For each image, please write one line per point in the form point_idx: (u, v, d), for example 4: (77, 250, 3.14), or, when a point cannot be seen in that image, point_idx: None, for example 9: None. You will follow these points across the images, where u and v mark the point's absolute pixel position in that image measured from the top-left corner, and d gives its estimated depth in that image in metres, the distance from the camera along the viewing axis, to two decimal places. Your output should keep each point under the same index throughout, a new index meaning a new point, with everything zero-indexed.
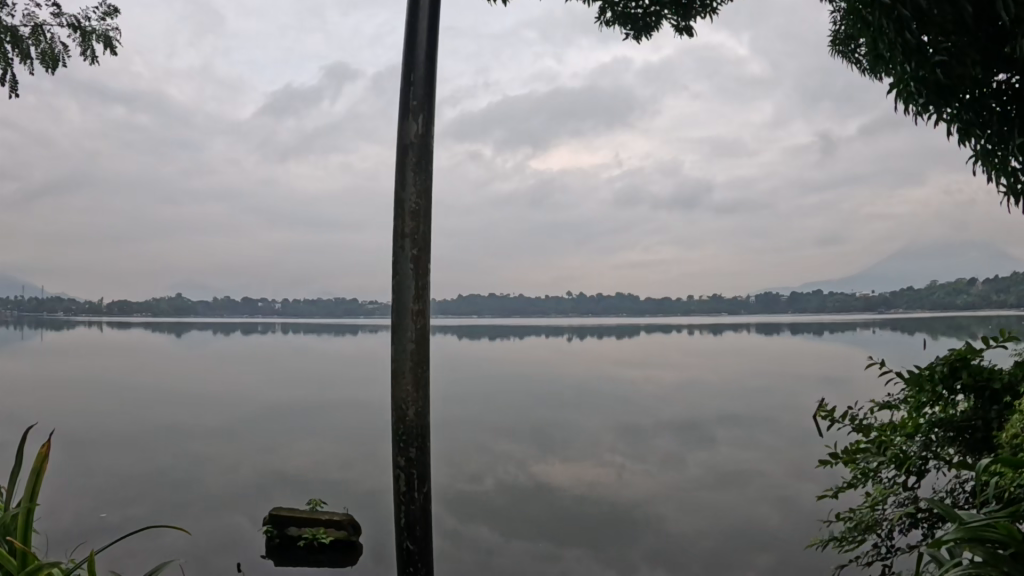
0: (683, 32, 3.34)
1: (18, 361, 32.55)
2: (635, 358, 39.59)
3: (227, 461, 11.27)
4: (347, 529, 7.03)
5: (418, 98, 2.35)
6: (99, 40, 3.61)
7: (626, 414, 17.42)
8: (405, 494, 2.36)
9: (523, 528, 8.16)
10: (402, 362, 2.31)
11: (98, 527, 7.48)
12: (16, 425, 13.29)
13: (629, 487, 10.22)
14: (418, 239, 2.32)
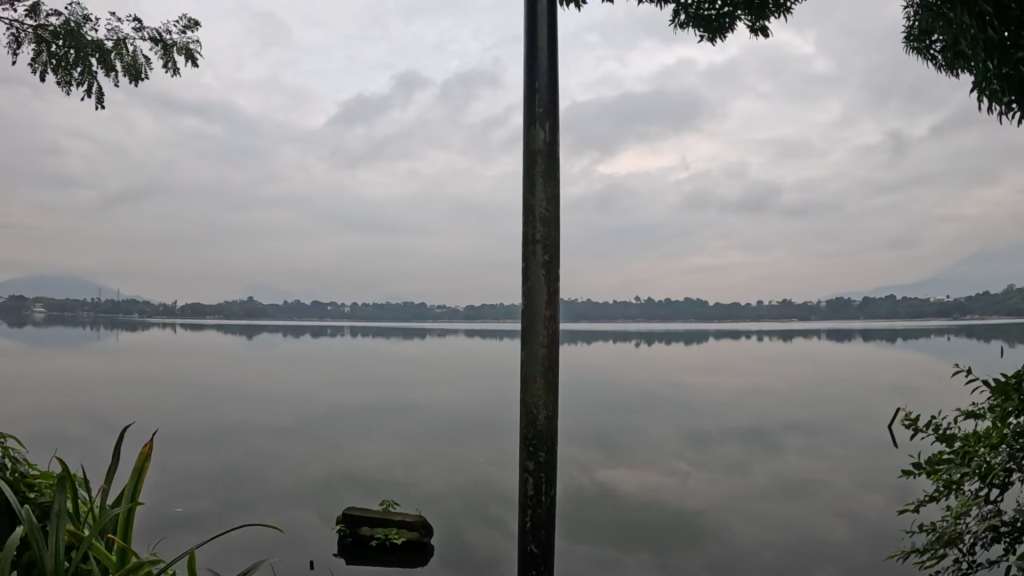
0: (758, 34, 3.26)
1: (98, 358, 34.04)
2: (700, 364, 39.06)
3: (296, 459, 11.51)
4: (420, 530, 7.09)
5: (546, 102, 2.13)
6: (180, 53, 3.73)
7: (691, 421, 17.19)
8: (532, 496, 2.12)
9: (588, 533, 8.10)
10: (533, 371, 2.09)
11: (175, 522, 7.68)
12: (96, 422, 13.85)
13: (696, 495, 10.06)
14: (550, 243, 2.09)
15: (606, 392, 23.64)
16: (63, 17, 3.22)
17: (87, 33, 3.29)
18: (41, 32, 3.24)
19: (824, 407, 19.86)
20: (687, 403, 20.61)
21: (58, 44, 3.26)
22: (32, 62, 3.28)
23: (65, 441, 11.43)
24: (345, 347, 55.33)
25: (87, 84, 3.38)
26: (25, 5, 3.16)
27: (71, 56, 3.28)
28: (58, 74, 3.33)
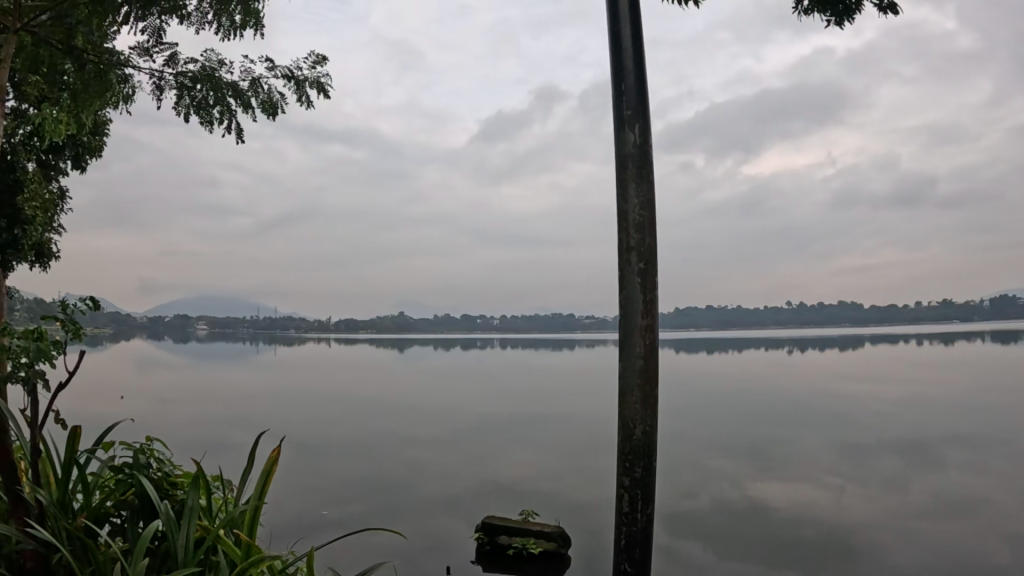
0: (887, 12, 3.07)
1: (260, 372, 36.06)
2: (856, 372, 36.79)
3: (441, 468, 11.79)
4: (556, 541, 7.16)
5: (632, 110, 2.45)
6: (311, 86, 3.92)
7: (846, 433, 16.26)
8: (627, 517, 2.45)
9: (733, 549, 7.84)
10: (630, 374, 2.42)
11: (326, 524, 8.07)
12: (257, 430, 14.69)
13: (848, 511, 9.53)
14: (643, 251, 2.40)
15: (753, 402, 22.75)
16: (200, 63, 3.46)
17: (223, 77, 3.52)
18: (182, 78, 3.50)
19: (999, 417, 18.24)
20: (842, 414, 19.51)
21: (197, 88, 3.50)
22: (176, 107, 3.55)
23: (234, 448, 12.22)
24: (485, 360, 56.03)
25: (227, 123, 3.60)
26: (166, 56, 3.43)
27: (210, 97, 3.51)
28: (200, 116, 3.57)
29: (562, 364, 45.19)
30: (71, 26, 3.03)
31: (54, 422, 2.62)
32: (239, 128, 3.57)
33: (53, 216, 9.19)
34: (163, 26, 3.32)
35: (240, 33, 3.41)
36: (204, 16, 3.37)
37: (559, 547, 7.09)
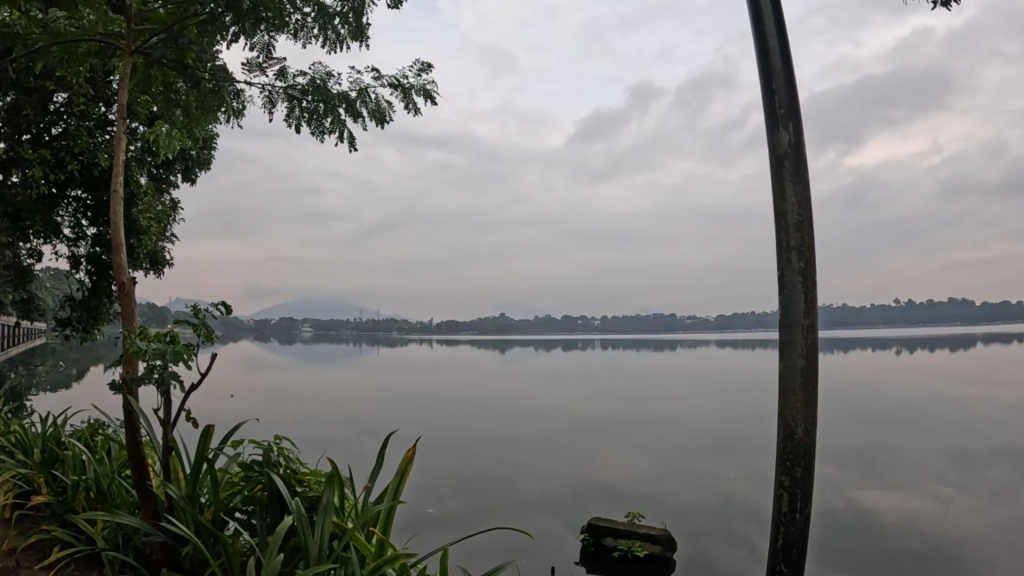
0: None
1: (358, 372, 36.86)
2: (969, 374, 34.76)
3: (538, 468, 11.80)
4: (662, 543, 7.04)
5: (786, 109, 2.34)
6: (419, 94, 3.96)
7: (959, 439, 15.41)
8: (786, 515, 2.32)
9: (837, 558, 7.56)
10: (793, 376, 2.29)
11: (438, 522, 8.09)
12: (358, 427, 15.05)
13: (959, 522, 9.05)
14: (804, 250, 2.28)
15: (858, 406, 21.83)
16: (309, 74, 3.58)
17: (331, 87, 3.62)
18: (292, 91, 3.64)
19: None
20: (955, 420, 18.48)
21: (308, 100, 3.62)
22: (288, 119, 3.68)
23: (336, 443, 12.53)
24: (575, 359, 55.74)
25: (337, 131, 3.70)
26: (276, 70, 3.56)
27: (320, 108, 3.62)
28: (311, 126, 3.68)
29: (657, 363, 44.55)
30: (183, 46, 3.20)
31: (186, 420, 2.75)
32: (346, 134, 3.66)
33: (167, 226, 9.71)
34: (272, 42, 3.46)
35: (345, 43, 3.51)
36: (310, 30, 3.48)
37: (665, 550, 6.95)
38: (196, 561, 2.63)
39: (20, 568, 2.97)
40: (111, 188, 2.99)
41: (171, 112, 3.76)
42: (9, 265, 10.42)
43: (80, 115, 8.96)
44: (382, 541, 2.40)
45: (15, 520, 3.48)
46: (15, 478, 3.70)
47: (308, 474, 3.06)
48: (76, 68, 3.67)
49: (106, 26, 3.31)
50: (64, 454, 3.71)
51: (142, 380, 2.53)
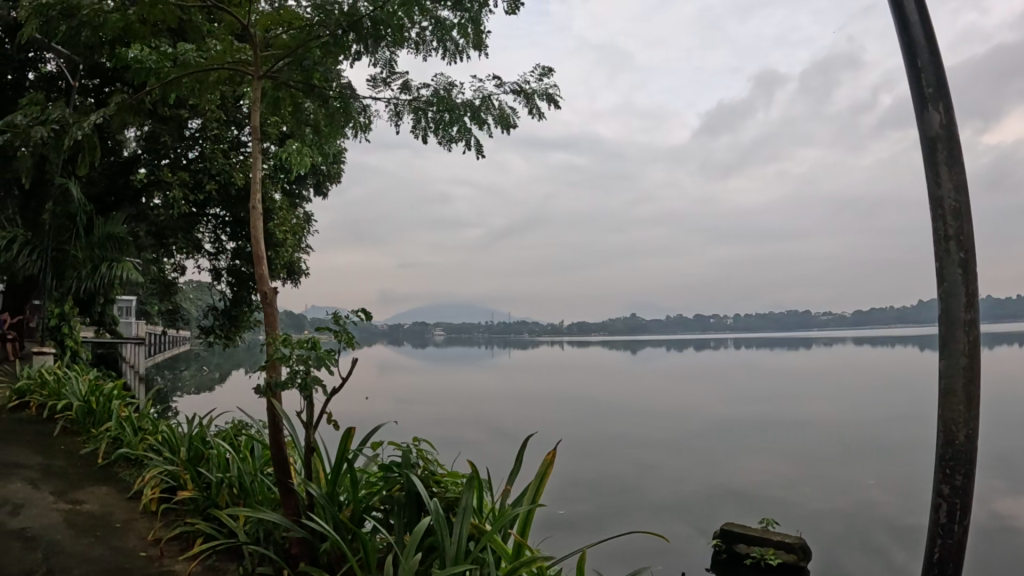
0: None
1: (478, 369, 37.57)
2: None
3: (662, 468, 11.60)
4: (797, 553, 6.74)
5: (934, 82, 1.90)
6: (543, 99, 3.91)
7: None
8: (942, 527, 1.87)
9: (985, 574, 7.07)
10: (953, 380, 1.86)
11: (567, 524, 8.00)
12: (480, 423, 15.31)
13: None
14: (966, 238, 1.85)
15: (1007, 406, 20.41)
16: (432, 87, 3.68)
17: (455, 96, 3.70)
18: (417, 103, 3.74)
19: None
20: None
21: (433, 111, 3.72)
22: (415, 131, 3.78)
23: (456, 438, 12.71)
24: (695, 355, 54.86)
25: (463, 140, 3.77)
26: (400, 83, 3.66)
27: (446, 118, 3.71)
28: (438, 135, 3.77)
29: (781, 357, 43.20)
30: (310, 68, 3.36)
31: (327, 423, 2.86)
32: (472, 144, 3.73)
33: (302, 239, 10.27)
34: (393, 57, 3.55)
35: (464, 53, 3.56)
36: (428, 43, 3.56)
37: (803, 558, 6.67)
38: (334, 556, 2.75)
39: (165, 557, 3.19)
40: (251, 206, 3.14)
41: (301, 132, 3.92)
42: (157, 279, 11.15)
43: (215, 139, 9.66)
44: (518, 543, 2.46)
45: (162, 513, 3.73)
46: (163, 475, 3.96)
47: (445, 475, 3.11)
48: (209, 96, 3.86)
49: (235, 55, 3.50)
50: (208, 453, 3.94)
51: (286, 386, 2.65)
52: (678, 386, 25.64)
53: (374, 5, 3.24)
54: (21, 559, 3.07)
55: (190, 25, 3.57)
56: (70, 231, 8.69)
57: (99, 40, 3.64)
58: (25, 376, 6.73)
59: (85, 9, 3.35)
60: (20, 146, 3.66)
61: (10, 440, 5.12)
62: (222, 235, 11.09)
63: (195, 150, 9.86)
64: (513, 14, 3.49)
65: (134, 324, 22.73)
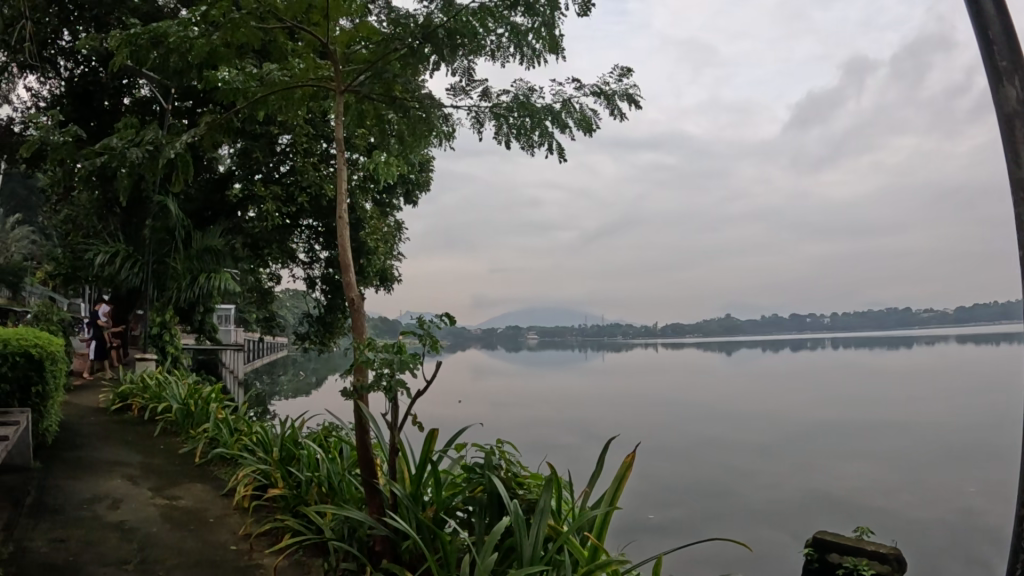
0: None
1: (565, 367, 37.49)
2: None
3: (752, 470, 11.30)
4: (892, 563, 6.16)
5: (1011, 56, 1.64)
6: (622, 99, 3.84)
7: None
8: None
9: None
10: None
11: (656, 529, 7.87)
12: (565, 408, 15.30)
13: None
14: None
15: None
16: (512, 93, 3.70)
17: (535, 101, 3.70)
18: (498, 109, 3.77)
19: None
20: None
21: (514, 116, 3.74)
22: (497, 136, 3.82)
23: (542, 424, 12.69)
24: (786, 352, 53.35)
25: (545, 144, 3.78)
26: (479, 91, 3.69)
27: (527, 123, 3.73)
28: (520, 141, 3.80)
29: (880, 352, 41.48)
30: (389, 79, 3.44)
31: (411, 424, 2.92)
32: (554, 148, 3.73)
33: (394, 246, 10.52)
34: (471, 65, 3.56)
35: (541, 57, 3.56)
36: (504, 49, 3.58)
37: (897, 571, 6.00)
38: (415, 555, 2.80)
39: (254, 551, 3.32)
40: (338, 216, 3.22)
41: (386, 141, 3.98)
42: (253, 288, 11.69)
43: (305, 152, 9.98)
44: (595, 545, 2.46)
45: (254, 509, 3.88)
46: (256, 473, 4.11)
47: (527, 477, 3.14)
48: (296, 113, 3.99)
49: (316, 71, 3.60)
50: (298, 453, 4.06)
51: (371, 388, 2.71)
52: (769, 384, 24.96)
53: (448, 13, 3.31)
54: (118, 550, 3.23)
55: (276, 46, 3.70)
56: (171, 245, 9.27)
57: (186, 66, 3.79)
58: (129, 381, 7.09)
59: (172, 36, 3.48)
60: (118, 167, 3.79)
61: (116, 439, 5.41)
62: (316, 248, 11.61)
63: (286, 164, 10.12)
64: (586, 15, 3.47)
65: (233, 331, 23.65)
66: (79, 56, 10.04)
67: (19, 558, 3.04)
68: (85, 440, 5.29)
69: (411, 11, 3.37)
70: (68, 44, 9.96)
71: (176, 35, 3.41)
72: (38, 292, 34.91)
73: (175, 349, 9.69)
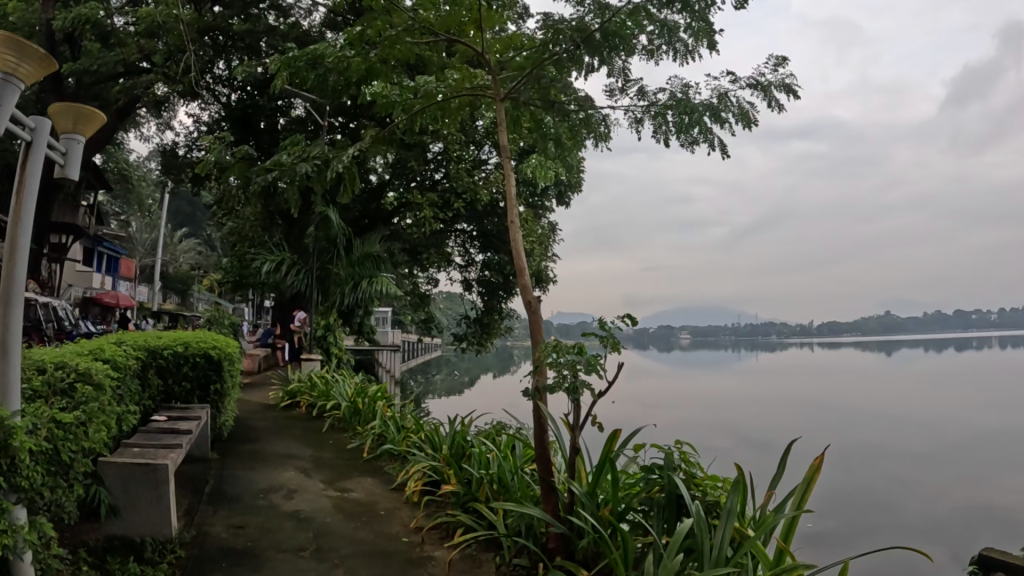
0: None
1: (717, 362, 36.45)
2: None
3: (922, 474, 10.57)
4: None
5: None
6: (780, 90, 3.71)
7: None
8: None
9: None
10: None
11: (822, 539, 7.54)
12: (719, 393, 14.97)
13: None
14: None
15: None
16: (669, 91, 3.67)
17: (693, 97, 3.65)
18: (656, 109, 3.75)
19: None
20: None
21: (673, 114, 3.70)
22: (656, 136, 3.78)
23: (693, 407, 12.30)
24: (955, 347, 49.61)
25: (706, 141, 3.71)
26: (636, 90, 3.68)
27: (686, 120, 3.68)
28: (681, 138, 3.75)
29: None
30: (547, 85, 3.48)
31: (592, 425, 2.94)
32: (715, 144, 3.67)
33: (549, 247, 10.83)
34: (627, 65, 3.57)
35: (695, 53, 3.51)
36: (658, 48, 3.56)
37: None
38: (591, 554, 2.85)
39: (426, 544, 3.46)
40: (510, 220, 3.28)
41: (545, 147, 4.05)
42: (414, 293, 12.22)
43: (458, 160, 10.37)
44: (780, 549, 2.45)
45: (426, 503, 4.02)
46: (426, 469, 4.27)
47: (705, 479, 3.14)
48: (453, 122, 4.12)
49: (472, 80, 3.74)
50: (470, 451, 4.18)
51: (553, 389, 2.76)
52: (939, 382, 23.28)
53: (603, 16, 3.31)
54: (295, 538, 3.44)
55: (429, 59, 3.82)
56: (333, 253, 10.03)
57: (347, 85, 3.95)
58: (298, 379, 7.53)
59: (333, 58, 3.67)
60: (285, 181, 4.02)
61: (290, 434, 5.77)
62: (471, 249, 12.14)
63: (441, 170, 10.84)
64: (742, 7, 3.38)
65: (387, 331, 24.64)
66: (235, 83, 10.78)
67: (202, 542, 3.30)
68: (262, 435, 5.67)
69: (564, 16, 3.37)
70: (224, 72, 10.67)
71: (335, 56, 3.63)
72: (205, 298, 37.79)
73: (339, 351, 9.85)
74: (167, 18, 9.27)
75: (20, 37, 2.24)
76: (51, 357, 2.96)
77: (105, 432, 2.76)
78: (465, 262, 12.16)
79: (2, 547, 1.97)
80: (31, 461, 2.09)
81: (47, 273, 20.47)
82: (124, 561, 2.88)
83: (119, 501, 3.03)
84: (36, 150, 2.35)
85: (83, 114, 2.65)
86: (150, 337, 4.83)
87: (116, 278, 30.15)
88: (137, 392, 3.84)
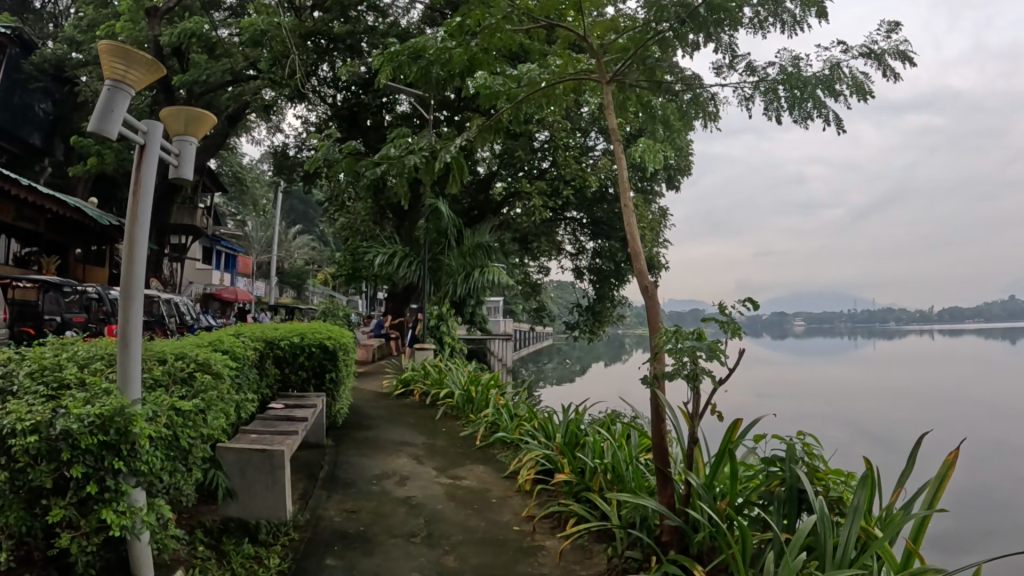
0: None
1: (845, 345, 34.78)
2: None
3: None
4: None
5: None
6: (895, 57, 3.51)
7: None
8: None
9: None
10: None
11: (960, 533, 7.06)
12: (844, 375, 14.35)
13: None
14: None
15: None
16: (777, 65, 3.54)
17: (804, 70, 3.50)
18: (765, 84, 3.62)
19: None
20: None
21: (784, 89, 3.57)
22: (766, 113, 3.66)
23: (810, 399, 11.81)
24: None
25: (820, 115, 3.55)
26: (744, 66, 3.56)
27: (798, 94, 3.53)
28: (793, 114, 3.60)
29: None
30: (652, 64, 3.42)
31: (711, 414, 2.87)
32: (824, 119, 3.51)
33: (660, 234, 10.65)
34: (734, 41, 3.47)
35: (804, 23, 3.37)
36: (765, 20, 3.42)
37: None
38: (707, 548, 2.80)
39: (537, 533, 3.48)
40: (623, 204, 3.21)
41: (655, 129, 3.98)
42: (525, 282, 12.37)
43: (565, 147, 10.14)
44: (909, 551, 2.36)
45: (538, 492, 4.05)
46: (539, 458, 4.30)
47: (832, 474, 3.02)
48: (558, 109, 4.11)
49: (574, 65, 3.73)
50: (584, 440, 4.16)
51: (673, 377, 2.71)
52: None
53: None
54: (407, 524, 3.51)
55: (530, 47, 3.82)
56: (444, 244, 10.28)
57: (451, 76, 3.99)
58: (412, 368, 7.70)
59: (436, 51, 3.73)
60: (394, 174, 4.08)
61: (405, 422, 5.92)
62: (581, 236, 12.25)
63: (548, 160, 10.90)
64: None
65: (497, 320, 24.83)
66: (340, 84, 11.13)
67: (315, 526, 3.42)
68: (378, 423, 5.83)
69: None
70: (328, 74, 11.01)
71: (436, 48, 3.67)
72: (320, 292, 39.23)
73: (453, 340, 9.81)
74: (270, 26, 9.66)
75: (127, 46, 2.36)
76: (172, 349, 3.13)
77: (223, 418, 2.89)
78: (576, 248, 12.29)
79: (123, 527, 2.08)
80: (151, 446, 2.20)
81: (170, 273, 21.75)
82: (239, 542, 3.02)
83: (235, 484, 3.17)
84: (150, 151, 2.47)
85: (194, 116, 2.78)
86: (267, 330, 5.07)
87: (234, 275, 31.76)
88: (255, 381, 4.02)
